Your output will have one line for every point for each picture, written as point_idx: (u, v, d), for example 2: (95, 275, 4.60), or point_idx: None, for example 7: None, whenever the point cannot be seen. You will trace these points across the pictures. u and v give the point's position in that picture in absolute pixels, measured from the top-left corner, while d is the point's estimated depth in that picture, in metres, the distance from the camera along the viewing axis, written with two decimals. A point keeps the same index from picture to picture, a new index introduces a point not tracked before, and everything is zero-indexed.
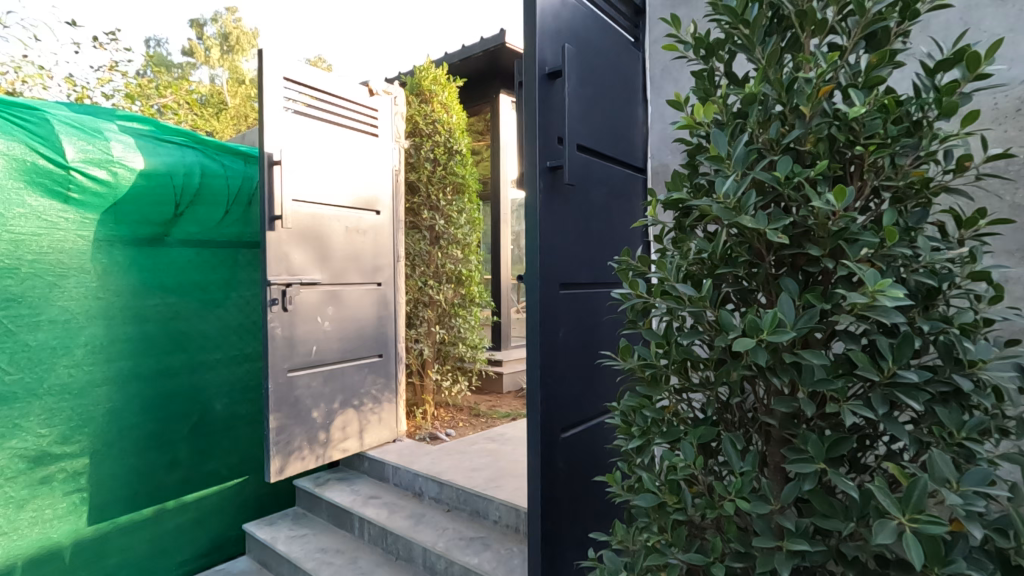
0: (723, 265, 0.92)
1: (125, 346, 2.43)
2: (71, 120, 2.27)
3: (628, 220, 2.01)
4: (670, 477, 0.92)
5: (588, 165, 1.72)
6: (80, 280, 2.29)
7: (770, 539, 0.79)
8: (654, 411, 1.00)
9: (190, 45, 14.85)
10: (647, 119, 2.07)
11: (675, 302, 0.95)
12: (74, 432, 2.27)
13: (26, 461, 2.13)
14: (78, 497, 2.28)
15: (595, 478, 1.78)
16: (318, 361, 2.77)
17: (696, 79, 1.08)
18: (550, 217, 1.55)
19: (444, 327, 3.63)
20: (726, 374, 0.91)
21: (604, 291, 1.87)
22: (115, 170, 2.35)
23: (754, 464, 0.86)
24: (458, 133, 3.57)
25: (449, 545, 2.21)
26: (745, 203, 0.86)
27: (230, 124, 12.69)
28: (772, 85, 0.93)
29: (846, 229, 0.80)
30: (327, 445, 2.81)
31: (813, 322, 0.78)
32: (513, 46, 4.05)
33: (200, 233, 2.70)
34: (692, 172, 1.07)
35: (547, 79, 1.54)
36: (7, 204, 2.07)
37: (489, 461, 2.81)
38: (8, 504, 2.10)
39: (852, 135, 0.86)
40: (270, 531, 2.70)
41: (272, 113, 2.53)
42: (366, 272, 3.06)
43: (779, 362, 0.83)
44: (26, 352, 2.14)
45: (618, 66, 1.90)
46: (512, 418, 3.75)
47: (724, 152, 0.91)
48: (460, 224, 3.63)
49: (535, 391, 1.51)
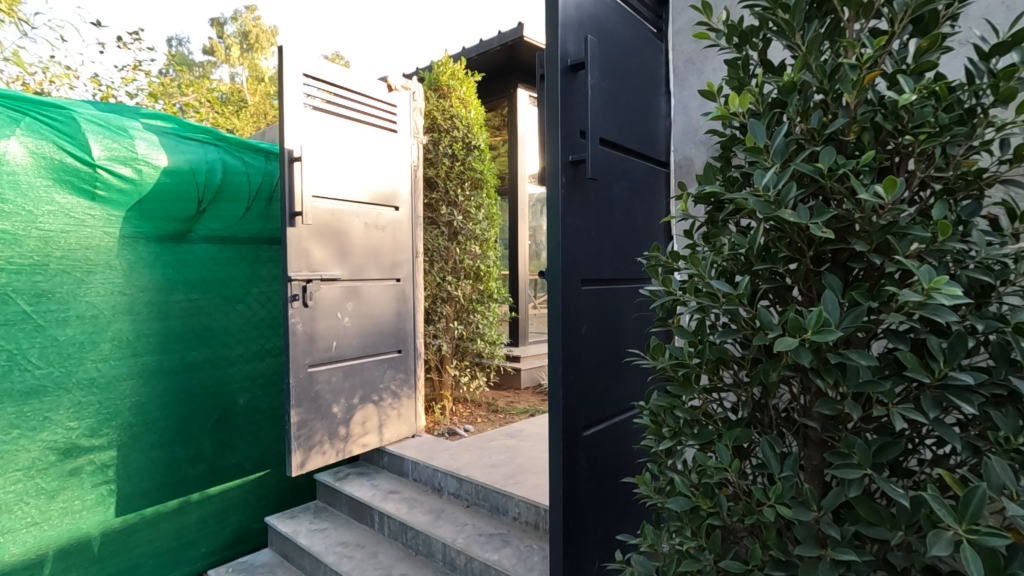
0: (760, 262, 0.89)
1: (150, 341, 2.46)
2: (97, 118, 2.30)
3: (652, 215, 1.97)
4: (705, 481, 0.89)
5: (611, 158, 1.68)
6: (106, 276, 2.32)
7: (813, 547, 0.76)
8: (686, 412, 0.97)
9: (210, 45, 15.13)
10: (671, 111, 2.02)
11: (710, 301, 0.92)
12: (102, 426, 2.31)
13: (56, 454, 2.18)
14: (106, 489, 2.32)
15: (618, 477, 1.75)
16: (338, 356, 2.78)
17: (728, 68, 1.04)
18: (572, 212, 1.52)
19: (462, 323, 3.63)
20: (763, 374, 0.87)
21: (627, 288, 1.83)
22: (140, 168, 2.37)
23: (793, 467, 0.83)
24: (476, 128, 3.56)
25: (469, 541, 2.21)
26: (785, 197, 0.82)
27: (250, 122, 12.87)
28: (812, 72, 0.89)
29: (894, 224, 0.76)
30: (348, 440, 2.83)
31: (860, 321, 0.74)
32: (531, 40, 4.01)
33: (222, 229, 2.72)
34: (725, 165, 1.04)
35: (569, 72, 1.51)
36: (35, 201, 2.11)
37: (508, 457, 2.79)
38: (39, 495, 2.14)
39: (899, 124, 0.82)
40: (292, 524, 2.72)
41: (292, 110, 2.53)
42: (385, 268, 3.06)
43: (821, 363, 0.79)
44: (56, 346, 2.18)
45: (641, 57, 1.86)
46: (531, 414, 3.73)
47: (762, 143, 0.88)
48: (478, 219, 3.62)
49: (557, 388, 1.48)
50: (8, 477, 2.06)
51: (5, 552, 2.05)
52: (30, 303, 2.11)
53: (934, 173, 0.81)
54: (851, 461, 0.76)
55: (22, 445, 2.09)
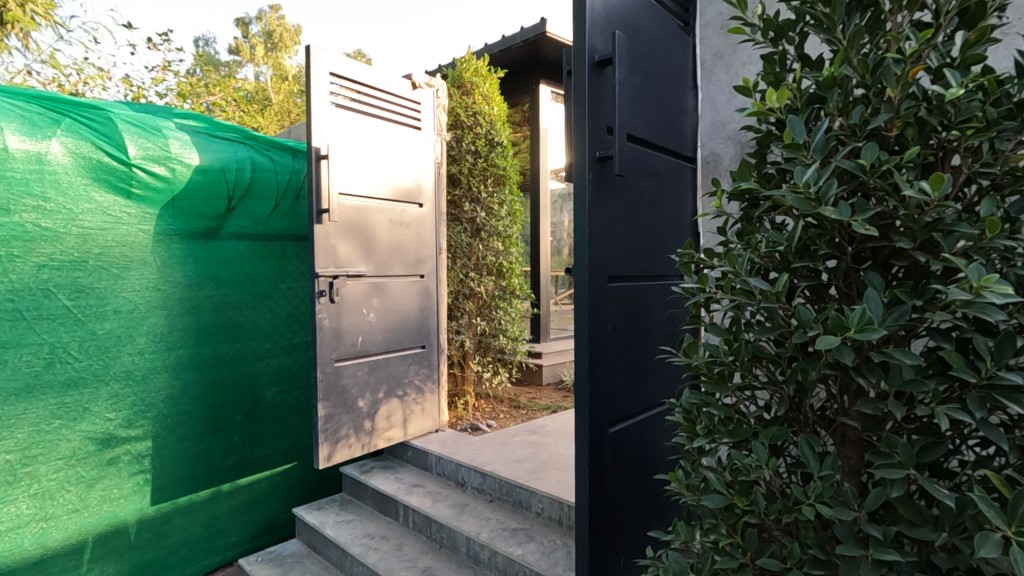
0: (799, 260, 0.88)
1: (182, 335, 2.53)
2: (132, 118, 2.37)
3: (679, 211, 1.95)
4: (741, 479, 0.89)
5: (638, 155, 1.67)
6: (141, 272, 2.39)
7: (854, 546, 0.75)
8: (721, 410, 0.97)
9: (236, 45, 15.55)
10: (698, 107, 2.00)
11: (746, 298, 0.92)
12: (138, 417, 2.39)
13: (96, 443, 2.26)
14: (142, 478, 2.40)
15: (645, 475, 1.75)
16: (364, 351, 2.82)
17: (764, 63, 1.04)
18: (599, 209, 1.52)
19: (484, 319, 3.64)
20: (801, 373, 0.87)
21: (653, 285, 1.81)
22: (173, 167, 2.43)
23: (833, 467, 0.82)
24: (499, 125, 3.58)
25: (493, 535, 2.23)
26: (826, 193, 0.81)
27: (275, 119, 13.10)
28: (853, 67, 0.87)
29: (939, 221, 0.75)
30: (373, 433, 2.87)
31: (904, 320, 0.73)
32: (554, 36, 4.00)
33: (251, 226, 2.77)
34: (760, 162, 1.03)
35: (596, 68, 1.51)
36: (75, 200, 2.19)
37: (531, 453, 2.81)
38: (79, 483, 2.22)
39: (945, 119, 0.80)
40: (318, 515, 2.78)
41: (319, 108, 2.57)
42: (409, 264, 3.09)
43: (863, 362, 0.78)
44: (94, 340, 2.26)
45: (669, 53, 1.84)
46: (553, 410, 3.74)
47: (802, 139, 0.87)
48: (501, 216, 3.63)
49: (584, 384, 1.49)
50: (50, 466, 2.14)
51: (49, 537, 2.14)
52: (70, 298, 2.19)
53: (980, 169, 0.80)
54: (893, 460, 0.75)
55: (63, 434, 2.18)
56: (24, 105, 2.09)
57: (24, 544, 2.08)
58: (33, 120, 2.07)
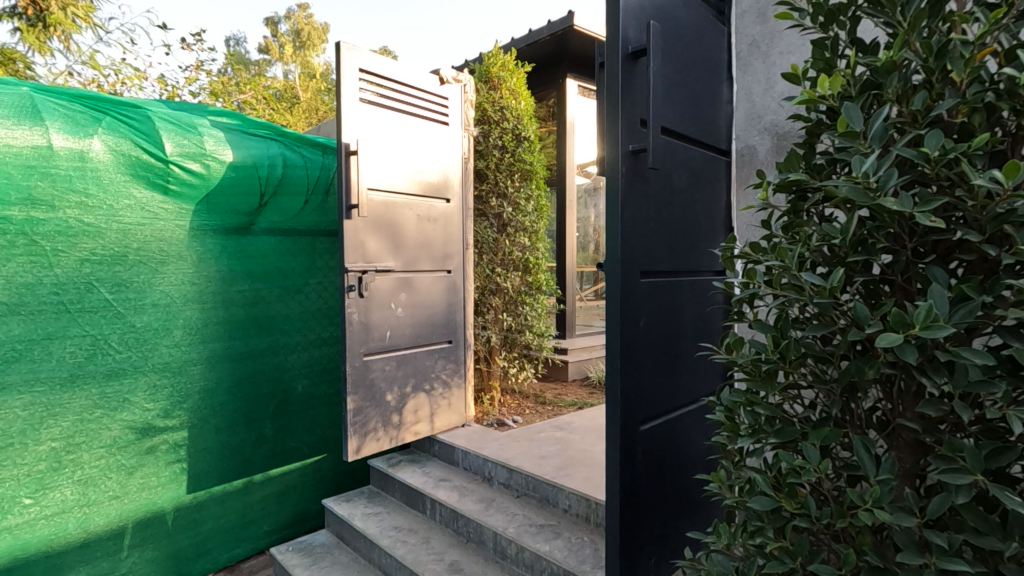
0: (854, 253, 0.84)
1: (216, 328, 2.57)
2: (169, 116, 2.42)
3: (713, 206, 1.90)
4: (790, 481, 0.85)
5: (672, 148, 1.63)
6: (178, 266, 2.44)
7: (915, 555, 0.72)
8: (767, 408, 0.93)
9: (266, 44, 15.98)
10: (733, 98, 1.94)
11: (796, 294, 0.88)
12: (175, 407, 2.44)
13: (135, 432, 2.32)
14: (179, 467, 2.46)
15: (678, 474, 1.72)
16: (392, 346, 2.84)
17: (813, 49, 1.00)
18: (632, 202, 1.49)
19: (511, 315, 3.62)
20: (856, 372, 0.83)
21: (686, 281, 1.77)
22: (208, 163, 2.47)
23: (891, 471, 0.79)
24: (526, 119, 3.55)
25: (520, 531, 2.22)
26: (886, 184, 0.77)
27: (304, 116, 13.33)
28: (915, 50, 0.83)
29: (1011, 212, 0.70)
30: (400, 427, 2.89)
31: (971, 317, 0.69)
32: (582, 29, 3.95)
33: (282, 221, 2.81)
34: (809, 152, 1.00)
35: (630, 59, 1.48)
36: (115, 196, 2.25)
37: (558, 449, 2.79)
38: (119, 470, 2.29)
39: (1018, 103, 0.75)
40: (348, 507, 2.81)
41: (348, 105, 2.59)
42: (436, 260, 3.09)
43: (927, 361, 0.74)
44: (134, 332, 2.32)
45: (704, 44, 1.79)
46: (579, 406, 3.71)
47: (858, 128, 0.83)
48: (527, 211, 3.61)
49: (615, 380, 1.46)
50: (92, 453, 2.22)
51: (91, 522, 2.22)
52: (111, 291, 2.25)
53: None
54: (957, 465, 0.71)
55: (105, 424, 2.24)
56: (67, 105, 2.16)
57: (68, 528, 2.16)
58: (76, 119, 2.14)
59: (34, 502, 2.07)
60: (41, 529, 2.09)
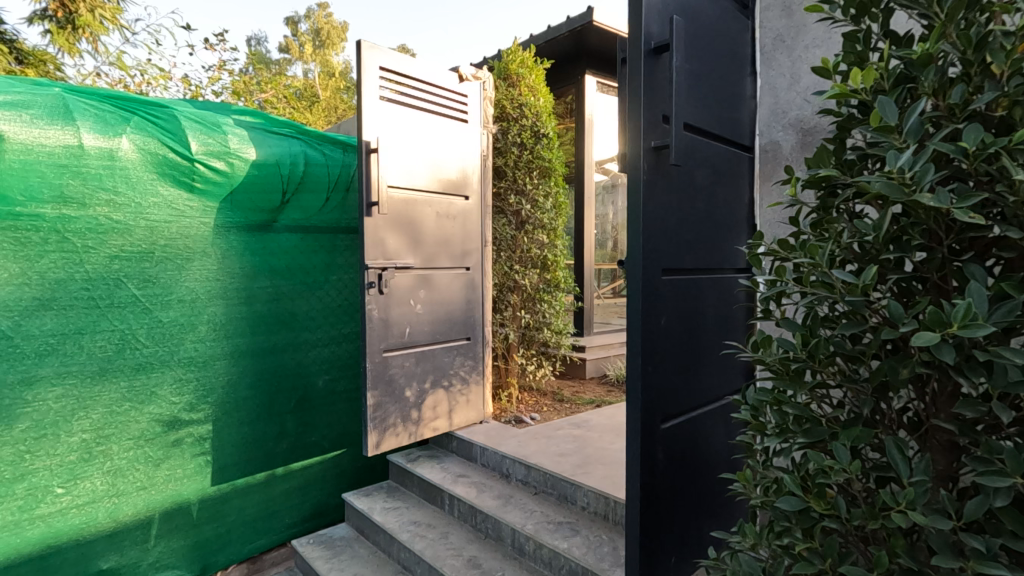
0: (888, 251, 0.83)
1: (240, 324, 2.62)
2: (195, 115, 2.47)
3: (736, 203, 1.87)
4: (820, 482, 0.84)
5: (695, 144, 1.61)
6: (203, 263, 2.49)
7: (951, 558, 0.70)
8: (796, 408, 0.91)
9: (287, 43, 16.23)
10: (757, 93, 1.91)
11: (826, 292, 0.86)
12: (200, 401, 2.49)
13: (161, 425, 2.38)
14: (203, 459, 2.52)
15: (699, 473, 1.71)
16: (411, 342, 2.86)
17: (845, 41, 0.98)
18: (654, 199, 1.47)
19: (529, 312, 3.63)
20: (889, 372, 0.82)
21: (709, 279, 1.75)
22: (232, 161, 2.51)
23: (925, 472, 0.77)
24: (545, 116, 3.55)
25: (538, 528, 2.23)
26: (922, 179, 0.75)
27: (324, 114, 13.47)
28: (953, 43, 0.81)
29: None
30: (419, 423, 2.92)
31: (1011, 316, 0.68)
32: (601, 25, 3.92)
33: (303, 219, 2.84)
34: (840, 148, 0.98)
35: (653, 54, 1.46)
36: (143, 194, 2.30)
37: (576, 447, 2.78)
38: (147, 462, 2.35)
39: None
40: (367, 501, 2.84)
41: (369, 103, 2.61)
42: (455, 257, 3.10)
43: (964, 360, 0.73)
44: (160, 327, 2.37)
45: (727, 38, 1.76)
46: (597, 404, 3.70)
47: (894, 122, 0.81)
48: (545, 208, 3.61)
49: (636, 377, 1.46)
50: (122, 445, 2.27)
51: (120, 512, 2.28)
52: (139, 287, 2.30)
53: None
54: (997, 467, 0.70)
55: (133, 416, 2.30)
56: (97, 105, 2.21)
57: (98, 518, 2.22)
58: (105, 119, 2.19)
59: (66, 492, 2.14)
60: (72, 518, 2.16)
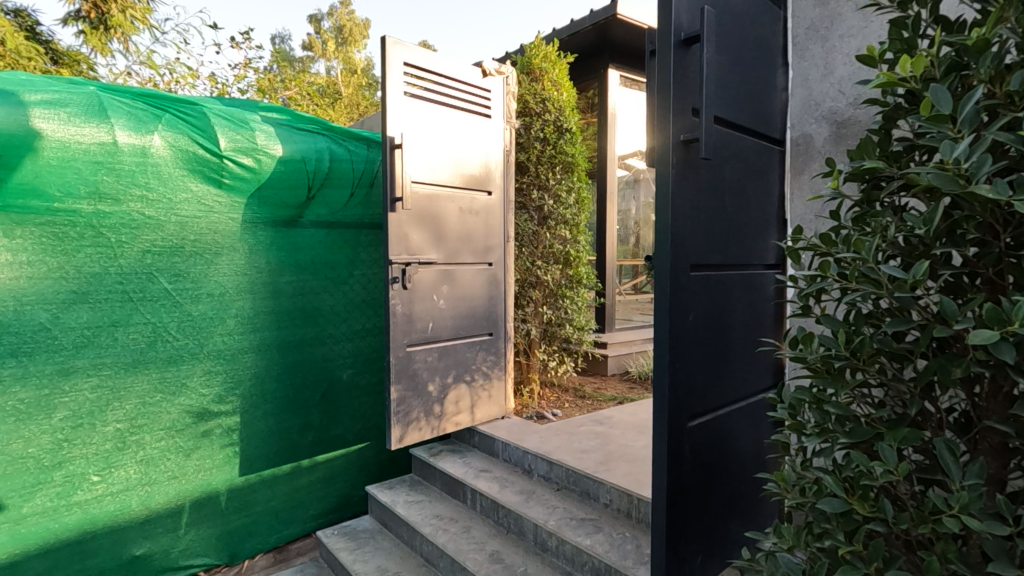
0: (939, 245, 0.80)
1: (266, 318, 2.65)
2: (223, 112, 2.50)
3: (766, 197, 1.83)
4: (864, 483, 0.82)
5: (725, 138, 1.57)
6: (231, 257, 2.52)
7: (1008, 565, 0.68)
8: (837, 407, 0.89)
9: (310, 41, 16.48)
10: (788, 86, 1.86)
11: (873, 288, 0.83)
12: (228, 393, 2.54)
13: (192, 416, 2.43)
14: (232, 450, 2.57)
15: (727, 472, 1.68)
16: (434, 337, 2.87)
17: (891, 28, 0.95)
18: (683, 193, 1.45)
19: (551, 308, 3.61)
20: (939, 371, 0.79)
21: (739, 275, 1.71)
22: (259, 158, 2.54)
23: (979, 476, 0.74)
24: (568, 111, 3.52)
25: (561, 524, 2.22)
26: (978, 171, 0.72)
27: (346, 112, 13.63)
28: (1012, 27, 0.77)
29: None
30: (442, 417, 2.93)
31: None
32: (625, 17, 3.86)
33: (328, 214, 2.86)
34: (885, 139, 0.95)
35: (683, 46, 1.43)
36: (173, 190, 2.34)
37: (599, 444, 2.77)
38: (178, 452, 2.40)
39: None
40: (390, 494, 2.87)
41: (394, 98, 2.62)
42: (478, 252, 3.10)
43: None
44: (190, 320, 2.42)
45: (759, 29, 1.72)
46: (619, 401, 3.67)
47: (947, 111, 0.77)
48: (568, 203, 3.58)
49: (663, 373, 1.44)
50: (153, 435, 2.33)
51: (152, 500, 2.34)
52: (170, 281, 2.35)
53: None
54: None
55: (164, 407, 2.36)
56: (130, 103, 2.25)
57: (131, 505, 2.28)
58: (138, 116, 2.24)
59: (101, 480, 2.20)
60: (107, 505, 2.22)
